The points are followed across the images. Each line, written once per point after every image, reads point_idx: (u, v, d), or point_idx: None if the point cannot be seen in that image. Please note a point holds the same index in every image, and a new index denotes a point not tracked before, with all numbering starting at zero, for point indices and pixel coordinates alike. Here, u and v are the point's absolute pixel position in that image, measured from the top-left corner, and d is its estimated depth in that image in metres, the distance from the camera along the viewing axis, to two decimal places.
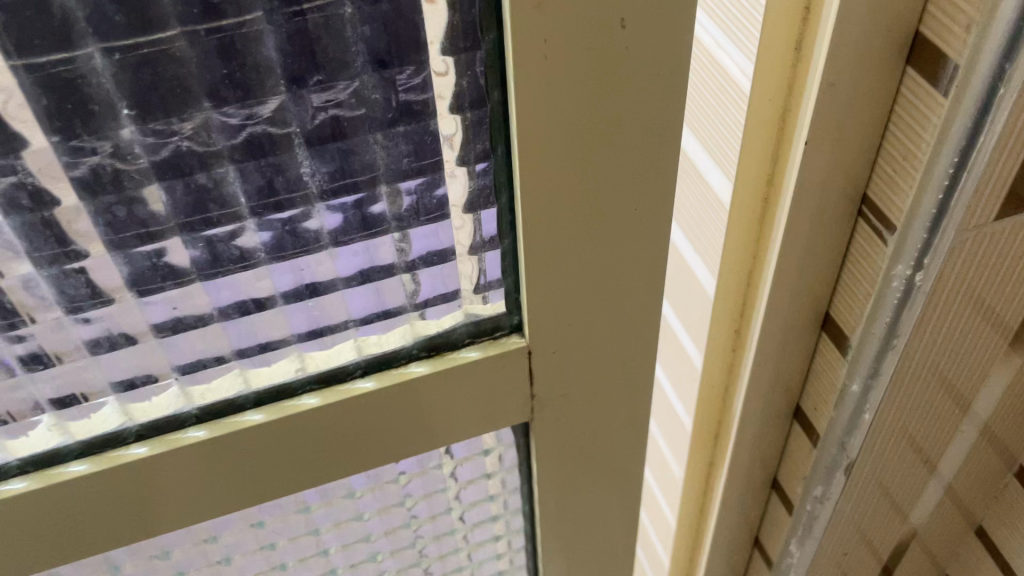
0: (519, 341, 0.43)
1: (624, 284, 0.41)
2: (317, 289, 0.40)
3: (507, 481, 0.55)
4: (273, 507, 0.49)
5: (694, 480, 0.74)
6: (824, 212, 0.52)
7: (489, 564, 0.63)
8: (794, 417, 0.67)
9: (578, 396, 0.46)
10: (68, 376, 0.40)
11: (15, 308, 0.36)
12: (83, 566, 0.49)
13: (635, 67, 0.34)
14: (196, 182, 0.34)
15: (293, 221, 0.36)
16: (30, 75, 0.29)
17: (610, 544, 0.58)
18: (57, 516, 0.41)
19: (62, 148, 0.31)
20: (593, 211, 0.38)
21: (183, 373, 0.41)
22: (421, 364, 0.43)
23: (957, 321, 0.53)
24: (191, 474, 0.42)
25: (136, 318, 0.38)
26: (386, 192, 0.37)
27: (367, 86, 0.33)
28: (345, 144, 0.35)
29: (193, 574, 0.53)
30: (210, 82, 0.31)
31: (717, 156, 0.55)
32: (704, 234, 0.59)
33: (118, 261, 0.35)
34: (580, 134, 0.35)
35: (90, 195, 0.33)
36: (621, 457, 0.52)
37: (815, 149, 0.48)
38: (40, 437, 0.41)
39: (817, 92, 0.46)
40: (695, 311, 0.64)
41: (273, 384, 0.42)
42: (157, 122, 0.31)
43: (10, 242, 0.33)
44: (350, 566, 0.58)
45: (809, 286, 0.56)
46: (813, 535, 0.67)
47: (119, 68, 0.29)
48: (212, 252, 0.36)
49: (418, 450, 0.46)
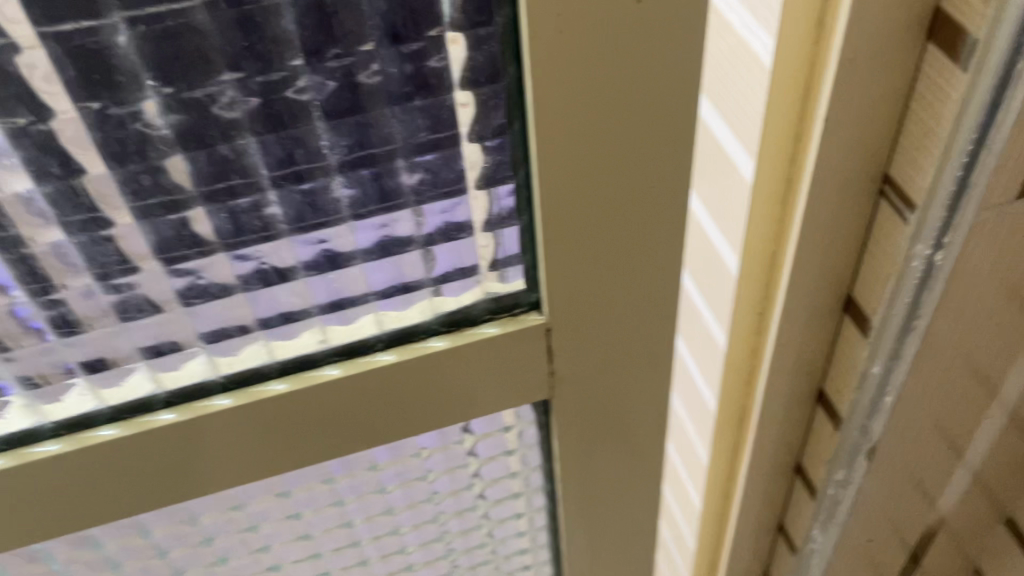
0: (537, 319, 0.44)
1: (639, 260, 0.42)
2: (337, 261, 0.41)
3: (528, 458, 0.56)
4: (297, 477, 0.51)
5: (721, 466, 0.74)
6: (845, 191, 0.51)
7: (511, 541, 0.64)
8: (818, 401, 0.66)
9: (596, 374, 0.47)
10: (98, 342, 0.41)
11: (46, 274, 0.37)
12: (115, 529, 0.50)
13: (650, 43, 0.34)
14: (219, 153, 0.35)
15: (313, 193, 0.37)
16: (59, 44, 0.30)
17: (630, 524, 0.59)
18: (89, 477, 0.43)
19: (91, 116, 0.32)
20: (609, 188, 0.38)
21: (208, 342, 0.42)
22: (441, 339, 0.44)
23: (984, 302, 0.52)
24: (216, 441, 0.43)
25: (162, 286, 0.39)
26: (404, 166, 0.38)
27: (384, 60, 0.34)
28: (362, 118, 0.35)
29: (220, 541, 0.55)
30: (230, 54, 0.32)
31: (743, 137, 0.54)
32: (728, 214, 0.59)
33: (145, 229, 0.37)
34: (596, 110, 0.35)
35: (117, 163, 0.34)
36: (641, 436, 0.52)
37: (836, 127, 0.48)
38: (73, 402, 0.43)
39: (835, 66, 0.45)
40: (720, 291, 0.64)
41: (297, 355, 0.43)
42: (181, 93, 0.32)
43: (42, 209, 0.35)
44: (374, 538, 0.59)
45: (831, 266, 0.56)
46: (836, 521, 0.67)
47: (143, 39, 0.30)
48: (235, 223, 0.37)
49: (437, 424, 0.47)
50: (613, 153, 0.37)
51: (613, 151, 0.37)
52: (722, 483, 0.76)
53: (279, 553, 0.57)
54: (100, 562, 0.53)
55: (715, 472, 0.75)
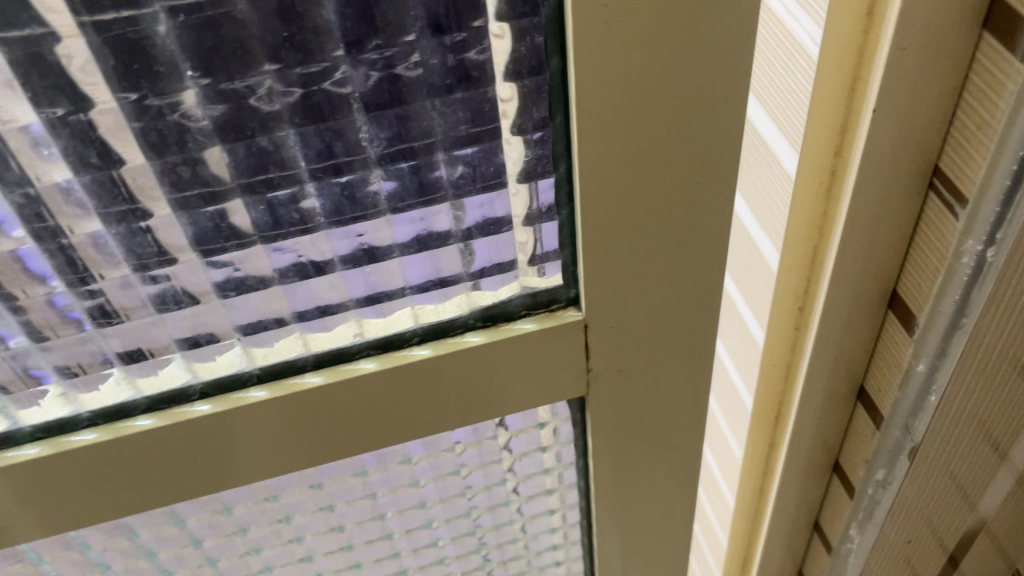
0: (575, 315, 0.43)
1: (681, 255, 0.41)
2: (375, 255, 0.40)
3: (562, 455, 0.55)
4: (331, 469, 0.50)
5: (756, 463, 0.73)
6: (893, 186, 0.50)
7: (544, 536, 0.63)
8: (858, 399, 0.64)
9: (634, 372, 0.46)
10: (136, 332, 0.41)
11: (85, 265, 0.37)
12: (151, 518, 0.50)
13: (699, 33, 0.33)
14: (258, 146, 0.34)
15: (351, 186, 0.37)
16: (99, 34, 0.30)
17: (664, 523, 0.58)
18: (125, 466, 0.43)
19: (130, 108, 0.32)
20: (653, 183, 0.37)
21: (245, 334, 0.42)
22: (476, 335, 0.43)
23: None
24: (251, 434, 0.43)
25: (200, 278, 0.39)
26: (444, 160, 0.37)
27: (425, 51, 0.33)
28: (402, 110, 0.35)
29: (254, 532, 0.55)
30: (270, 45, 0.31)
31: (785, 128, 0.53)
32: (770, 209, 0.58)
33: (183, 221, 0.36)
34: (641, 104, 0.34)
35: (156, 155, 0.34)
36: (677, 435, 0.51)
37: (886, 119, 0.46)
38: (110, 391, 0.43)
39: (886, 56, 0.44)
40: (760, 286, 0.63)
41: (333, 347, 0.43)
42: (220, 84, 0.32)
43: (81, 199, 0.35)
44: (406, 531, 0.59)
45: (875, 263, 0.54)
46: (875, 521, 0.65)
47: (183, 30, 0.30)
48: (273, 215, 0.37)
49: (471, 420, 0.47)
50: (658, 148, 0.36)
51: (657, 145, 0.36)
52: (756, 481, 0.75)
53: (311, 544, 0.57)
54: (135, 550, 0.53)
55: (750, 470, 0.74)
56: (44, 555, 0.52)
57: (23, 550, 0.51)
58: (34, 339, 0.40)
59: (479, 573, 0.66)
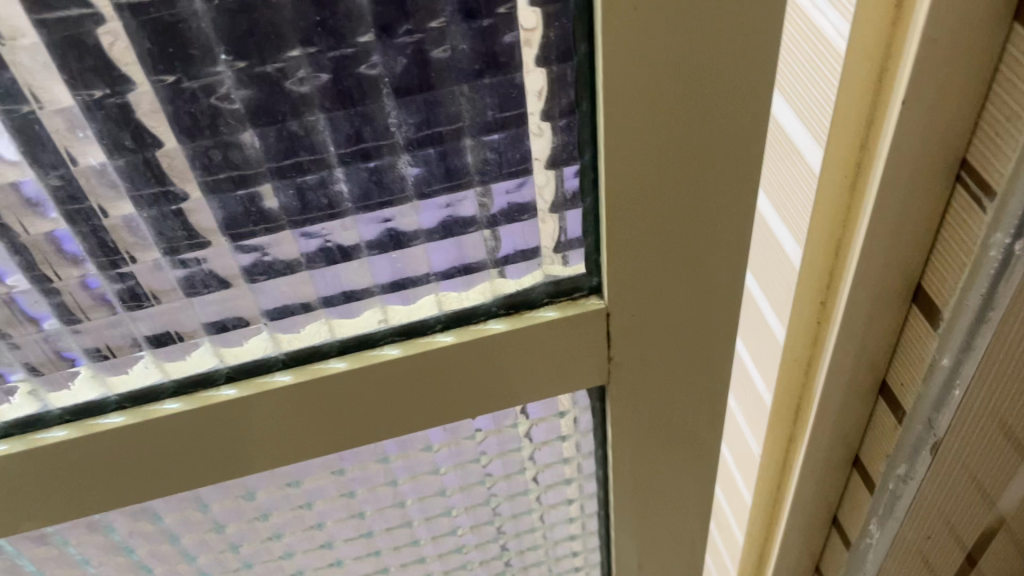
0: (598, 303, 0.43)
1: (705, 244, 0.41)
2: (401, 241, 0.41)
3: (581, 444, 0.55)
4: (353, 455, 0.51)
5: (775, 457, 0.73)
6: (919, 178, 0.50)
7: (561, 527, 0.64)
8: (880, 394, 0.64)
9: (655, 361, 0.46)
10: (166, 315, 0.41)
11: (116, 247, 0.38)
12: (174, 501, 0.51)
13: (728, 22, 0.33)
14: (289, 129, 0.35)
15: (379, 171, 0.37)
16: (137, 17, 0.30)
17: (682, 514, 0.58)
18: (151, 449, 0.43)
19: (164, 90, 0.32)
20: (679, 171, 0.38)
21: (272, 319, 0.43)
22: (499, 322, 0.43)
23: None
24: (275, 418, 0.44)
25: (229, 262, 0.39)
26: (471, 146, 0.38)
27: (456, 36, 0.34)
28: (431, 95, 0.35)
29: (275, 517, 0.55)
30: (303, 29, 0.32)
31: (810, 122, 0.54)
32: (793, 203, 0.58)
33: (214, 205, 0.37)
34: (667, 91, 0.35)
35: (188, 137, 0.34)
36: (697, 425, 0.51)
37: (911, 110, 0.46)
38: (139, 373, 0.43)
39: (917, 47, 0.44)
40: (780, 280, 0.63)
41: (357, 333, 0.43)
42: (253, 68, 0.32)
43: (114, 181, 0.35)
44: (425, 519, 0.59)
45: (899, 257, 0.54)
46: (895, 516, 0.65)
47: (219, 13, 0.30)
48: (302, 199, 0.37)
49: (493, 407, 0.47)
50: (684, 136, 0.36)
51: (684, 133, 0.36)
52: (774, 475, 0.75)
53: (332, 531, 0.58)
54: (159, 534, 0.54)
55: (768, 464, 0.74)
56: (69, 538, 0.52)
57: (50, 532, 0.51)
58: (65, 322, 0.41)
59: (497, 563, 0.66)
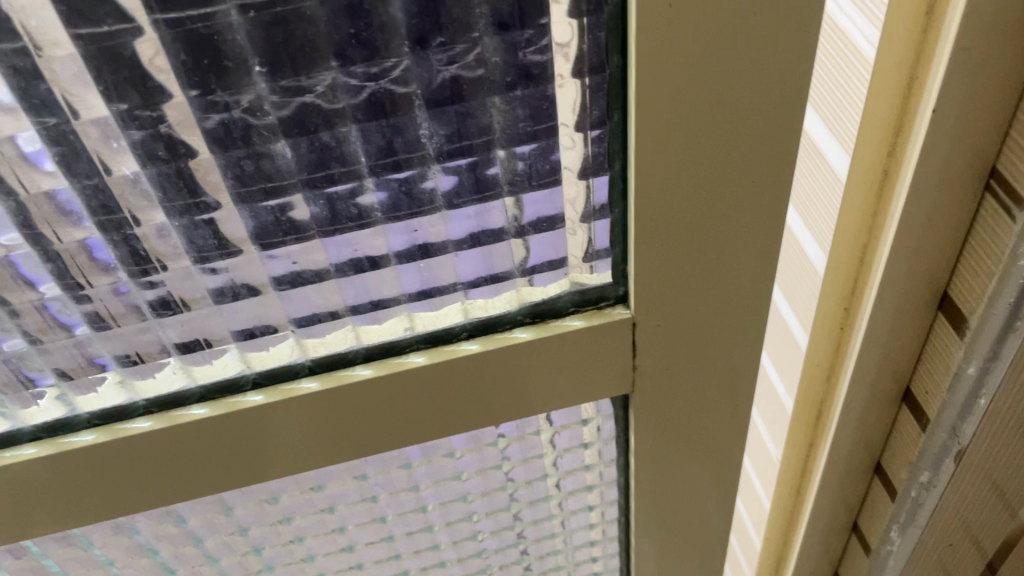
0: (623, 313, 0.43)
1: (734, 256, 0.41)
2: (429, 250, 0.41)
3: (604, 452, 0.55)
4: (376, 460, 0.51)
5: (795, 462, 0.73)
6: (948, 187, 0.49)
7: (581, 532, 0.64)
8: (903, 401, 0.64)
9: (680, 371, 0.46)
10: (194, 322, 0.42)
11: (147, 255, 0.38)
12: (199, 505, 0.51)
13: (762, 37, 0.33)
14: (321, 140, 0.35)
15: (409, 182, 0.37)
16: (171, 30, 0.30)
17: (703, 522, 0.58)
18: (178, 454, 0.44)
19: (198, 102, 0.32)
20: (710, 183, 0.37)
21: (299, 326, 0.43)
22: (525, 331, 0.43)
23: None
24: (301, 425, 0.44)
25: (258, 270, 0.39)
26: (501, 156, 0.38)
27: (489, 49, 0.33)
28: (463, 107, 0.35)
29: (298, 521, 0.55)
30: (336, 41, 0.32)
31: (836, 130, 0.54)
32: (817, 211, 0.58)
33: (245, 214, 0.37)
34: (699, 103, 0.34)
35: (221, 148, 0.34)
36: (720, 435, 0.51)
37: (942, 120, 0.46)
38: (166, 379, 0.43)
39: (950, 57, 0.44)
40: (804, 287, 0.63)
41: (384, 341, 0.43)
42: (286, 80, 0.32)
43: (146, 191, 0.35)
44: (447, 523, 0.59)
45: (926, 265, 0.54)
46: (917, 524, 0.64)
47: (253, 26, 0.30)
48: (332, 210, 0.38)
49: (518, 415, 0.47)
50: (716, 148, 0.36)
51: (716, 146, 0.36)
52: (794, 481, 0.75)
53: (353, 534, 0.58)
54: (182, 537, 0.54)
55: (788, 470, 0.74)
56: (94, 540, 0.53)
57: (75, 534, 0.52)
58: (95, 328, 0.41)
59: (516, 567, 0.66)
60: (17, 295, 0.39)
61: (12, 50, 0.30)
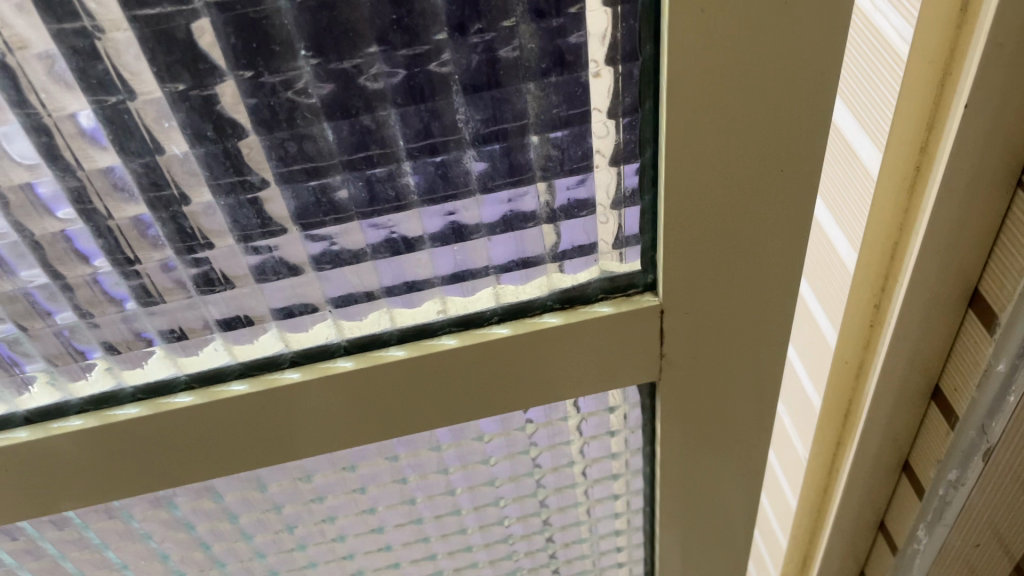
0: (652, 299, 0.44)
1: (762, 244, 0.41)
2: (462, 233, 0.42)
3: (630, 440, 0.56)
4: (407, 441, 0.52)
5: (822, 460, 0.73)
6: (980, 183, 0.49)
7: (607, 521, 0.65)
8: (931, 398, 0.63)
9: (708, 359, 0.47)
10: (236, 300, 0.43)
11: (194, 232, 0.39)
12: (235, 481, 0.53)
13: (797, 26, 0.33)
14: (361, 124, 0.36)
15: (445, 166, 0.39)
16: (222, 14, 0.31)
17: (728, 513, 0.58)
18: (216, 429, 0.45)
19: (247, 84, 0.34)
20: (741, 172, 0.38)
21: (336, 306, 0.44)
22: (554, 316, 0.44)
23: None
24: (336, 403, 0.45)
25: (299, 249, 0.41)
26: (535, 142, 0.39)
27: (526, 35, 0.35)
28: (499, 92, 0.36)
29: (330, 500, 0.57)
30: (380, 27, 0.33)
31: (869, 126, 0.54)
32: (849, 207, 0.58)
33: (287, 195, 0.38)
34: (731, 92, 0.35)
35: (267, 130, 0.36)
36: (746, 425, 0.51)
37: (974, 115, 0.46)
38: (208, 355, 0.45)
39: (982, 51, 0.44)
40: (834, 283, 0.63)
41: (417, 323, 0.45)
42: (332, 64, 0.34)
43: (194, 169, 0.37)
44: (474, 507, 0.60)
45: (956, 261, 0.54)
46: (943, 522, 0.63)
47: (301, 11, 0.32)
48: (371, 191, 0.39)
49: (547, 400, 0.48)
50: (746, 137, 0.37)
51: (749, 136, 0.37)
52: (821, 478, 0.75)
53: (383, 516, 0.59)
54: (218, 513, 0.56)
55: (815, 468, 0.74)
56: (134, 513, 0.55)
57: (116, 506, 0.54)
58: (142, 304, 0.43)
59: (542, 554, 0.67)
60: (70, 269, 0.40)
61: (73, 31, 0.31)
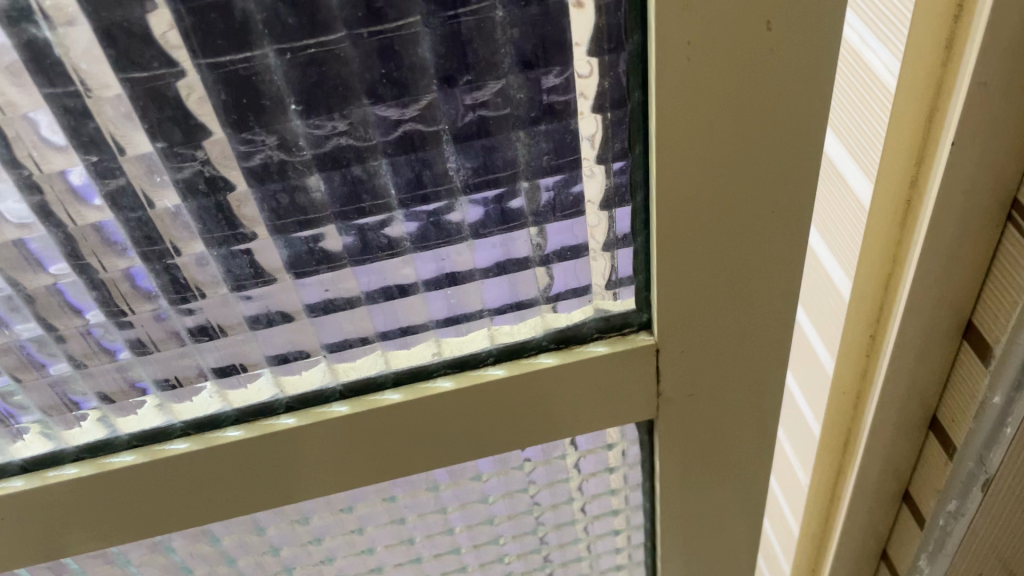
0: (647, 339, 0.44)
1: (755, 283, 0.41)
2: (456, 278, 0.42)
3: (629, 476, 0.56)
4: (405, 483, 0.52)
5: (823, 489, 0.73)
6: (970, 218, 0.50)
7: (608, 557, 0.64)
8: (930, 429, 0.63)
9: (705, 397, 0.47)
10: (231, 347, 0.43)
11: (187, 283, 0.39)
12: (232, 525, 0.53)
13: (778, 74, 0.33)
14: (352, 174, 0.36)
15: (437, 213, 0.39)
16: (212, 72, 0.32)
17: (729, 547, 0.58)
18: (212, 475, 0.45)
19: (236, 139, 0.34)
20: (730, 215, 0.38)
21: (331, 351, 0.44)
22: (550, 356, 0.44)
23: None
24: (332, 447, 0.45)
25: (292, 297, 0.41)
26: (525, 188, 0.39)
27: (514, 86, 0.35)
28: (489, 142, 0.36)
29: (328, 541, 0.56)
30: (368, 81, 0.33)
31: (860, 157, 0.54)
32: (842, 236, 0.59)
33: (280, 245, 0.38)
34: (718, 137, 0.35)
35: (259, 183, 0.36)
36: (745, 462, 0.51)
37: (961, 152, 0.47)
38: (202, 402, 0.45)
39: (966, 91, 0.44)
40: (830, 313, 0.63)
41: (411, 366, 0.45)
42: (320, 118, 0.34)
43: (187, 223, 0.37)
44: (473, 545, 0.60)
45: (950, 294, 0.54)
46: (945, 553, 0.63)
47: (290, 67, 0.32)
48: (363, 240, 0.39)
49: (543, 440, 0.48)
50: (734, 180, 0.37)
51: (737, 179, 0.37)
52: (822, 507, 0.74)
53: (382, 556, 0.59)
54: (217, 556, 0.56)
55: (816, 497, 0.74)
56: (132, 558, 0.54)
57: (114, 552, 0.53)
58: (136, 353, 0.43)
59: None
60: (64, 321, 0.40)
61: (64, 93, 0.32)
